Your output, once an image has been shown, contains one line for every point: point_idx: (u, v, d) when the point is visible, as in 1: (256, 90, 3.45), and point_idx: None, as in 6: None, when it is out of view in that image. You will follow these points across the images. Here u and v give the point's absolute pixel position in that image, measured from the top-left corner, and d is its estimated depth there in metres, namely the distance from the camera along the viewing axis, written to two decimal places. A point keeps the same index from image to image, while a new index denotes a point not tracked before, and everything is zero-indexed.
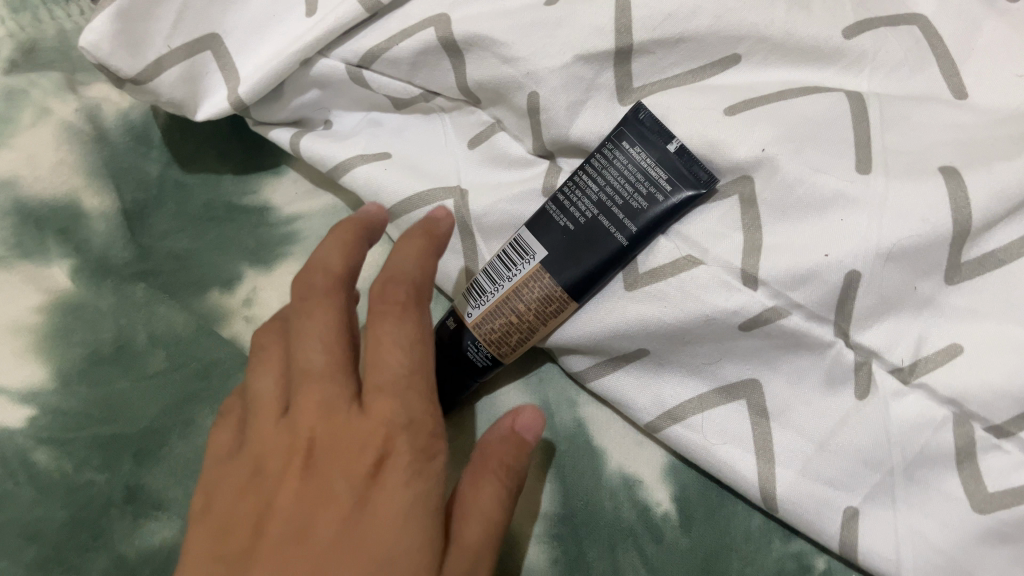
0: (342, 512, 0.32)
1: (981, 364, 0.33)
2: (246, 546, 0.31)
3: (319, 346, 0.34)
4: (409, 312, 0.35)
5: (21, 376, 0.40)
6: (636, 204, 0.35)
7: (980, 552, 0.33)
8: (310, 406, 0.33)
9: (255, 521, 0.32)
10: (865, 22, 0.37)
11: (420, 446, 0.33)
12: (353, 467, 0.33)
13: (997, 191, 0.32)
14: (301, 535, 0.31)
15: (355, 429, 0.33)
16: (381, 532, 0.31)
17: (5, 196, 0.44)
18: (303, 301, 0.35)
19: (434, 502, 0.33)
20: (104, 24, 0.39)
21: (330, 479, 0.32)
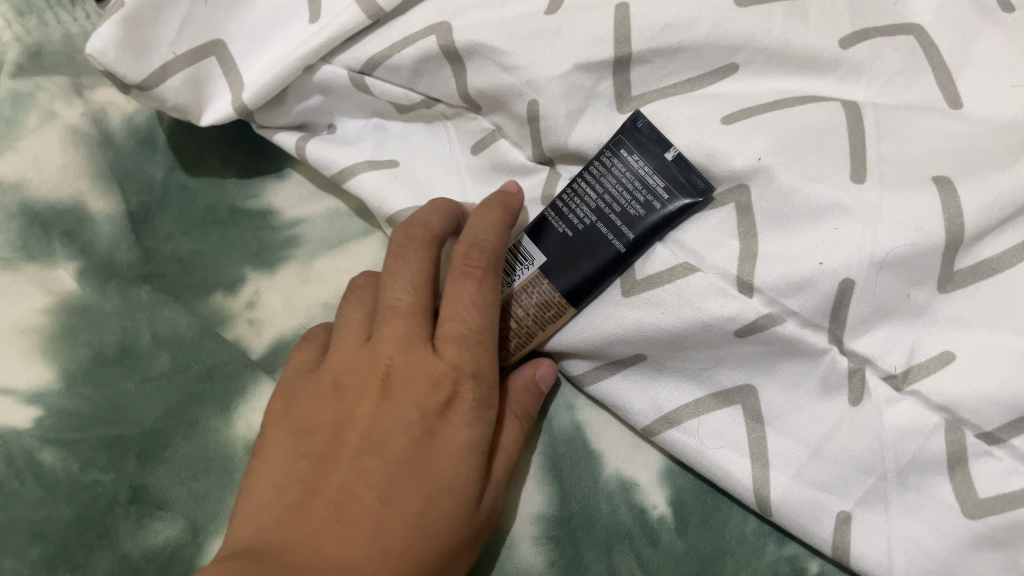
0: (409, 439, 0.35)
1: (974, 372, 0.33)
2: (326, 449, 0.36)
3: (407, 290, 0.37)
4: (485, 275, 0.36)
5: (27, 376, 0.41)
6: (631, 211, 0.36)
7: (969, 556, 0.34)
8: (388, 342, 0.37)
9: (333, 430, 0.36)
10: (862, 32, 0.38)
11: (485, 396, 0.36)
12: (422, 403, 0.35)
13: (989, 200, 0.33)
14: (373, 448, 0.35)
15: (428, 367, 0.36)
16: (440, 462, 0.35)
17: (12, 198, 0.44)
18: (399, 249, 0.37)
19: (485, 445, 0.36)
20: (113, 30, 0.39)
21: (401, 409, 0.36)
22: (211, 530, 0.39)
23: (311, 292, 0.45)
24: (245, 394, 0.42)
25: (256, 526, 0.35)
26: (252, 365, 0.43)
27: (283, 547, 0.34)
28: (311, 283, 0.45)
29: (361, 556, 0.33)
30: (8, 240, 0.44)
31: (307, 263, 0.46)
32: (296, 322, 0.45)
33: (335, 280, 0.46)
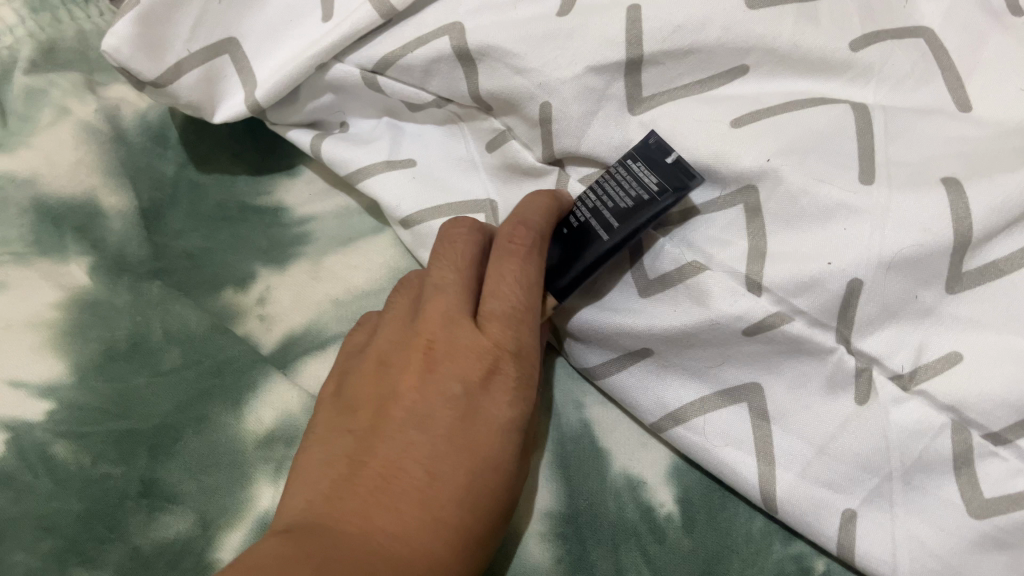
0: (454, 412, 0.35)
1: (982, 374, 0.33)
2: (371, 424, 0.36)
3: (453, 269, 0.38)
4: (531, 256, 0.36)
5: (39, 370, 0.41)
6: (620, 205, 0.36)
7: (976, 557, 0.34)
8: (433, 318, 0.37)
9: (378, 404, 0.36)
10: (871, 35, 0.38)
11: (527, 373, 0.36)
12: (475, 377, 0.35)
13: (998, 203, 0.34)
14: (422, 421, 0.35)
15: (471, 343, 0.36)
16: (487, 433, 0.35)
17: (25, 192, 0.45)
18: (450, 233, 0.39)
19: (523, 420, 0.36)
20: (127, 27, 0.40)
21: (447, 381, 0.35)
22: (222, 523, 0.39)
23: (320, 288, 0.45)
24: (256, 389, 0.42)
25: (303, 501, 0.34)
26: (262, 360, 0.43)
27: (341, 519, 0.33)
28: (321, 279, 0.46)
29: (415, 522, 0.33)
30: (21, 235, 0.44)
31: (317, 260, 0.46)
32: (306, 316, 0.45)
33: (346, 276, 0.46)
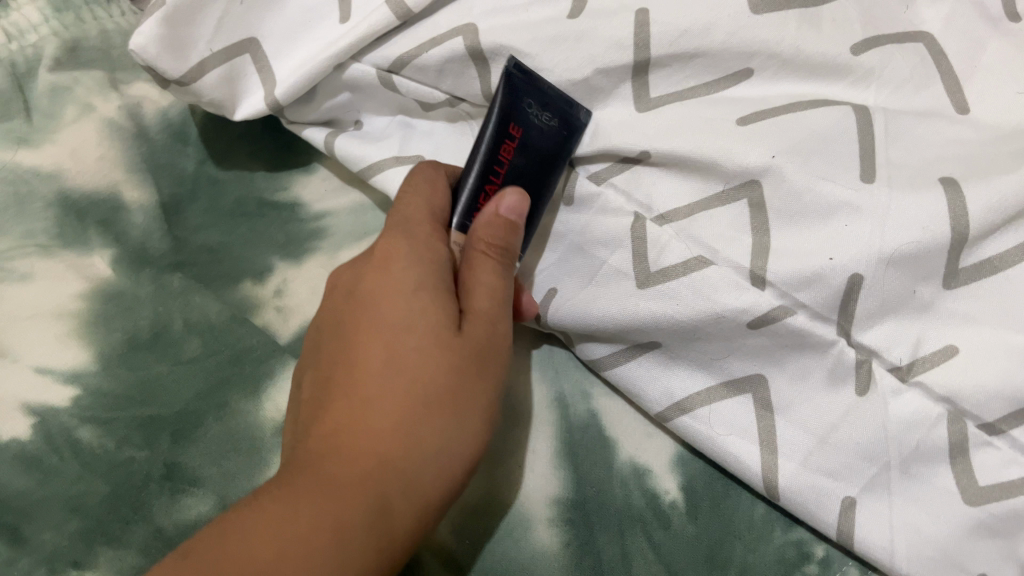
0: (360, 308, 0.36)
1: (976, 368, 0.35)
2: (309, 370, 0.37)
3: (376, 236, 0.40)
4: (426, 167, 0.39)
5: (65, 358, 0.42)
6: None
7: (970, 542, 0.35)
8: (346, 267, 0.38)
9: (313, 351, 0.38)
10: (872, 41, 0.40)
11: (432, 258, 0.36)
12: (374, 283, 0.36)
13: (993, 203, 0.35)
14: (340, 336, 0.36)
15: (373, 249, 0.37)
16: (393, 320, 0.35)
17: (50, 186, 0.46)
18: None
19: (441, 285, 0.36)
20: (153, 27, 0.41)
21: (355, 288, 0.37)
22: None
23: None
24: (274, 378, 0.43)
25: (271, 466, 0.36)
26: (280, 350, 0.44)
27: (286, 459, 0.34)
28: None
29: (345, 425, 0.33)
30: (45, 228, 0.45)
31: (332, 254, 0.48)
32: None
33: None
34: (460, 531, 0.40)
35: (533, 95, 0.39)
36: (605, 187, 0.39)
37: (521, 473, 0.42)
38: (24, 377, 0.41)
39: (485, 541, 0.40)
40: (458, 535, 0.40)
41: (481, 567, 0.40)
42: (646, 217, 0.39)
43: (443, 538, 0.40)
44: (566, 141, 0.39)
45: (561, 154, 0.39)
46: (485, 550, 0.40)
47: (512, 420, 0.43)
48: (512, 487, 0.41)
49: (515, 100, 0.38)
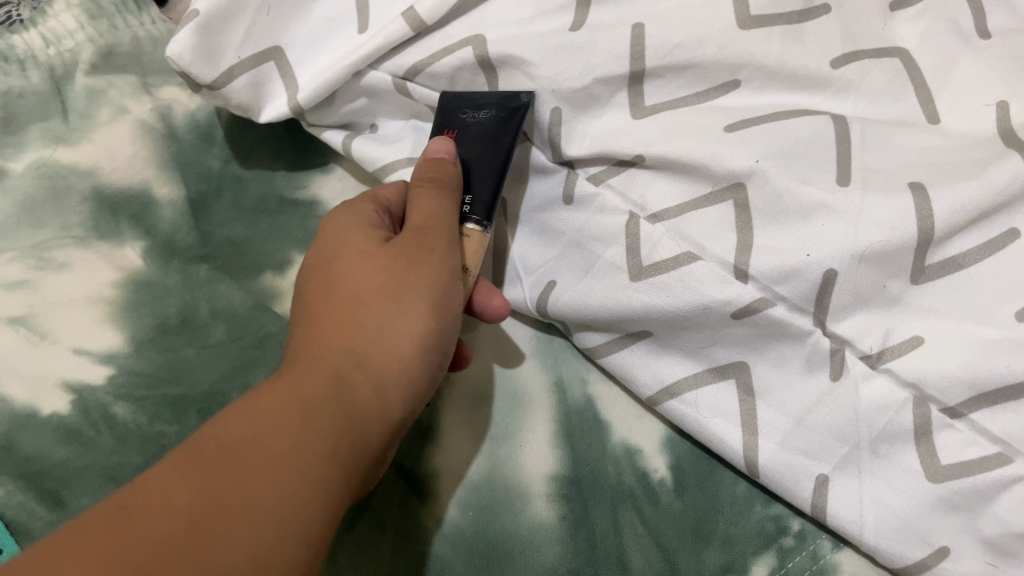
0: (307, 275, 0.40)
1: (939, 355, 0.38)
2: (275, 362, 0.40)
3: None
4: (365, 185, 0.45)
5: (101, 340, 0.46)
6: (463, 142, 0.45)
7: (932, 516, 0.38)
8: None
9: None
10: (850, 54, 0.44)
11: (364, 215, 0.41)
12: (316, 250, 0.41)
13: (956, 205, 0.38)
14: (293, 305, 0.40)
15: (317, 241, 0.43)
16: (328, 261, 0.40)
17: (86, 182, 0.50)
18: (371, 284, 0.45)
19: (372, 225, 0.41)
20: (189, 36, 0.44)
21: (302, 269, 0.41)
22: None
23: None
24: None
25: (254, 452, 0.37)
26: None
27: None
28: None
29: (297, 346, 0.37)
30: (81, 221, 0.49)
31: None
32: None
33: None
34: (465, 504, 0.44)
35: (467, 103, 0.45)
36: (603, 187, 0.43)
37: (522, 451, 0.45)
38: (63, 358, 0.45)
39: (488, 514, 0.43)
40: (463, 508, 0.44)
41: (483, 536, 0.43)
42: (640, 216, 0.42)
43: (450, 511, 0.44)
44: (505, 124, 0.43)
45: (503, 134, 0.43)
46: (488, 522, 0.43)
47: (515, 403, 0.47)
48: (513, 464, 0.45)
49: (453, 107, 0.45)
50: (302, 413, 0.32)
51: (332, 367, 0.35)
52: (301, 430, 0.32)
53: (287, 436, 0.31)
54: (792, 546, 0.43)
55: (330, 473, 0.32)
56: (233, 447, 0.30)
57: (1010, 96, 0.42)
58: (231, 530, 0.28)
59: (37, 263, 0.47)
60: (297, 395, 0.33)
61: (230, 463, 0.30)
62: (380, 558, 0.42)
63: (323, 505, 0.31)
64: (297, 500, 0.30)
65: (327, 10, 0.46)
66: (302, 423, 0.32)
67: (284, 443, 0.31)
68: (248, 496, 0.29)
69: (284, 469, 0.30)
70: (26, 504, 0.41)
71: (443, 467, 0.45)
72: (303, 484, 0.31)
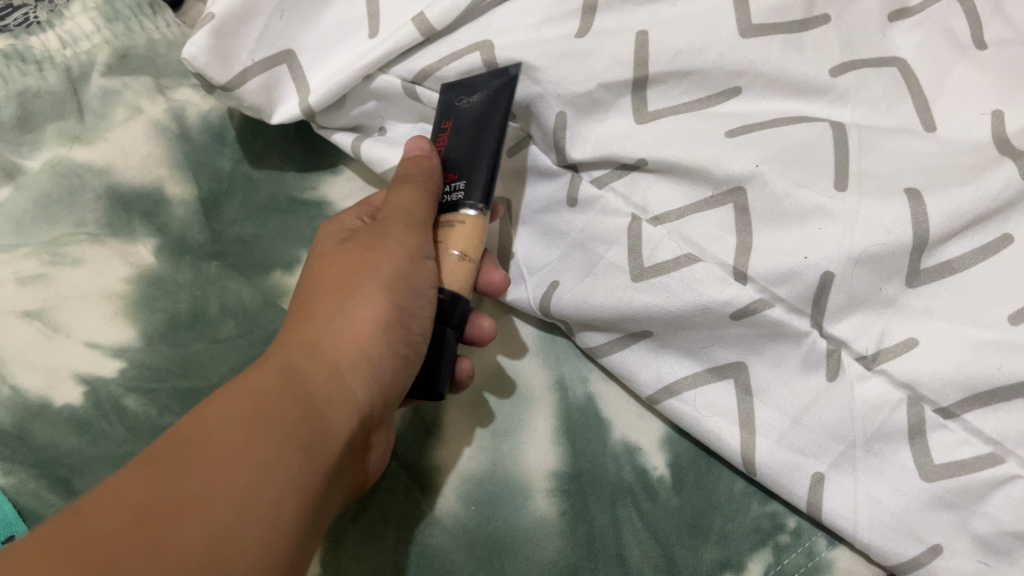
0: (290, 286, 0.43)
1: (933, 357, 0.39)
2: None
3: None
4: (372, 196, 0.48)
5: (113, 334, 0.47)
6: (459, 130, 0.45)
7: (925, 514, 0.39)
8: None
9: None
10: (849, 63, 0.45)
11: (341, 227, 0.44)
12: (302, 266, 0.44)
13: (951, 210, 0.39)
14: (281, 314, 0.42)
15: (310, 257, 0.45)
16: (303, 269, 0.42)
17: (100, 181, 0.51)
18: None
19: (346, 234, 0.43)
20: (204, 39, 0.45)
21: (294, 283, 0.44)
22: None
23: None
24: None
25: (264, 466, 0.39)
26: None
27: None
28: None
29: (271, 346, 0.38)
30: (95, 218, 0.50)
31: None
32: None
33: None
34: (466, 498, 0.45)
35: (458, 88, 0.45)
36: (605, 190, 0.44)
37: (524, 447, 0.46)
38: (76, 350, 0.46)
39: (489, 507, 0.44)
40: (464, 502, 0.45)
41: (484, 529, 0.44)
42: (642, 218, 0.43)
43: (452, 504, 0.44)
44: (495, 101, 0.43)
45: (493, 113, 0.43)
46: (489, 515, 0.44)
47: (518, 401, 0.48)
48: (515, 459, 0.46)
49: (448, 97, 0.45)
50: (258, 402, 0.33)
51: (292, 359, 0.36)
52: (256, 417, 0.33)
53: (242, 425, 0.32)
54: (787, 543, 0.44)
55: (290, 457, 0.33)
56: (185, 443, 0.31)
57: (1004, 105, 0.43)
58: (183, 516, 0.29)
59: (52, 259, 0.48)
60: (252, 386, 0.34)
61: (183, 457, 0.31)
62: (382, 549, 0.43)
63: (284, 488, 0.32)
64: (253, 483, 0.31)
65: (339, 15, 0.47)
66: (256, 411, 0.33)
67: (236, 433, 0.32)
68: (200, 484, 0.30)
69: (240, 455, 0.31)
70: (38, 492, 0.42)
71: (446, 462, 0.46)
72: (260, 467, 0.31)
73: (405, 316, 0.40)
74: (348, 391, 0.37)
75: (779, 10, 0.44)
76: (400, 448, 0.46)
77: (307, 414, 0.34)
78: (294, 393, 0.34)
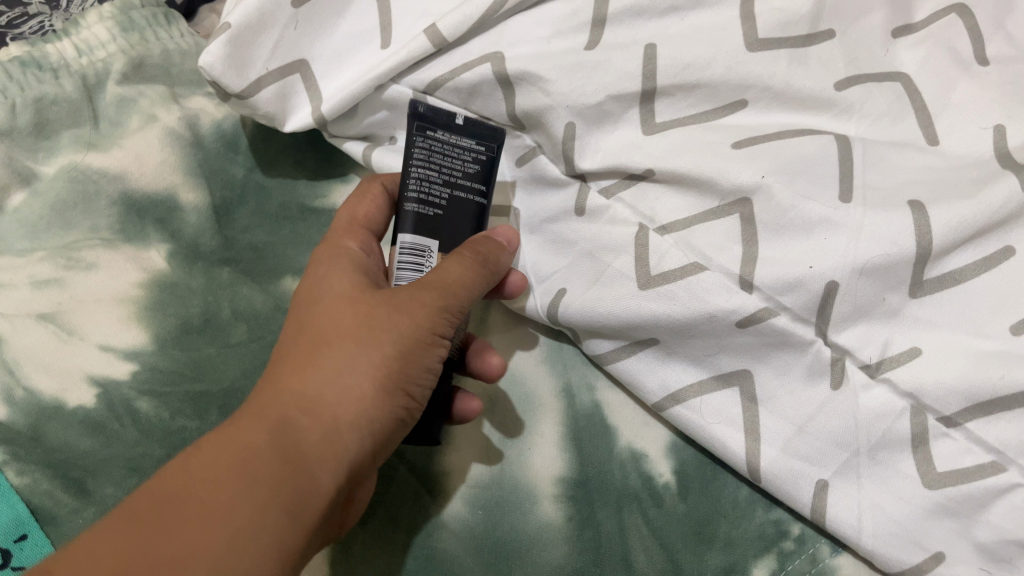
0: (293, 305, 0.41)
1: (936, 366, 0.39)
2: None
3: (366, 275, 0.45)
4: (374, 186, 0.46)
5: (125, 338, 0.47)
6: (470, 171, 0.43)
7: (928, 521, 0.40)
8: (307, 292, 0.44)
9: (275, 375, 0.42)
10: (853, 78, 0.46)
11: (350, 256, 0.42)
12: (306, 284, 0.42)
13: (955, 222, 0.40)
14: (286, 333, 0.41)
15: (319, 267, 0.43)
16: (308, 297, 0.40)
17: (115, 187, 0.51)
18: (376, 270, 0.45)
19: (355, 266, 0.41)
20: (220, 47, 0.46)
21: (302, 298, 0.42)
22: None
23: None
24: None
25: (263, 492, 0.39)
26: None
27: None
28: None
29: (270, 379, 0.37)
30: (108, 223, 0.50)
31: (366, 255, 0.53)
32: None
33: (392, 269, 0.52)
34: (474, 504, 0.45)
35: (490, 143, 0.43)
36: (613, 200, 0.45)
37: (532, 453, 0.47)
38: (90, 353, 0.47)
39: (497, 512, 0.45)
40: (472, 507, 0.45)
41: (491, 535, 0.44)
42: (649, 228, 0.43)
43: (460, 510, 0.45)
44: None
45: None
46: (496, 520, 0.45)
47: (525, 406, 0.48)
48: (522, 465, 0.46)
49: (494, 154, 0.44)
50: (241, 462, 0.33)
51: (285, 413, 0.35)
52: (236, 479, 0.32)
53: (224, 488, 0.32)
54: (791, 550, 0.45)
55: (271, 523, 0.32)
56: (165, 506, 0.31)
57: (1006, 120, 0.44)
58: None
59: (66, 263, 0.49)
60: (242, 444, 0.33)
61: (158, 521, 0.31)
62: (392, 549, 0.44)
63: (263, 552, 0.32)
64: (228, 547, 0.31)
65: (353, 26, 0.48)
66: (239, 472, 0.32)
67: (218, 496, 0.32)
68: (171, 554, 0.30)
69: (217, 523, 0.31)
70: (53, 493, 0.43)
71: (454, 467, 0.46)
72: (241, 533, 0.31)
73: (411, 382, 0.38)
74: (343, 447, 0.35)
75: (786, 24, 0.45)
76: (408, 452, 0.47)
77: (295, 476, 0.33)
78: (280, 453, 0.34)
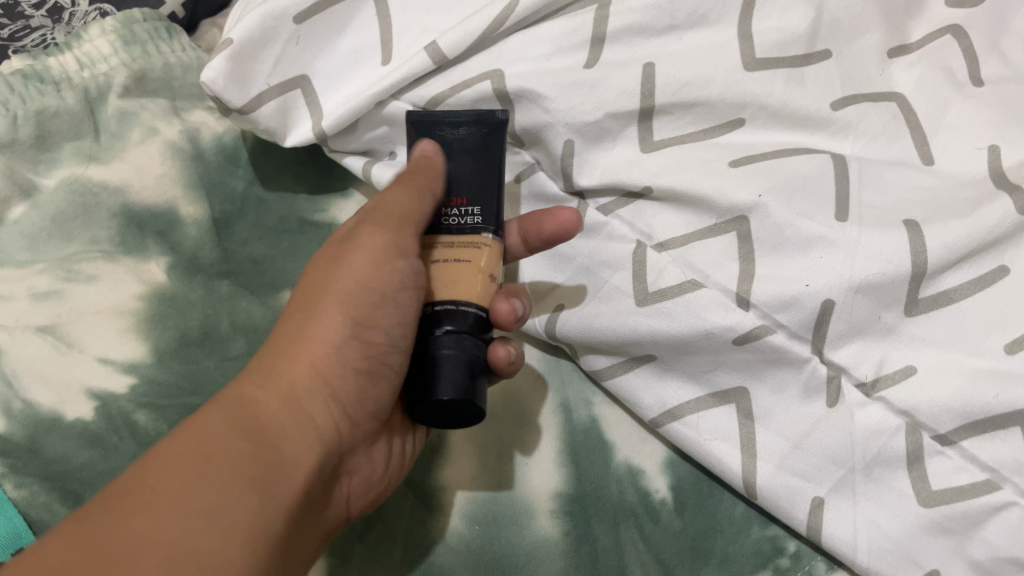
0: None
1: (931, 385, 0.40)
2: None
3: None
4: None
5: (125, 351, 0.48)
6: None
7: (923, 538, 0.40)
8: None
9: None
10: (849, 97, 0.46)
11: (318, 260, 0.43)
12: None
13: (949, 242, 0.40)
14: None
15: None
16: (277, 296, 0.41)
17: (116, 200, 0.51)
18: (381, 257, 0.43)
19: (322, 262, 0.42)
20: (223, 62, 0.46)
21: None
22: None
23: None
24: None
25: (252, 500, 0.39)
26: None
27: None
28: None
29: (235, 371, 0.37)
30: (108, 236, 0.51)
31: None
32: None
33: None
34: (471, 518, 0.45)
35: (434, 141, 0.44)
36: (611, 217, 0.45)
37: (528, 468, 0.47)
38: (88, 366, 0.47)
39: (494, 528, 0.45)
40: (469, 522, 0.45)
41: (488, 549, 0.45)
42: (647, 244, 0.44)
43: (456, 525, 0.45)
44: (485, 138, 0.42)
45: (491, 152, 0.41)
46: (493, 535, 0.45)
47: (521, 421, 0.48)
48: (519, 480, 0.47)
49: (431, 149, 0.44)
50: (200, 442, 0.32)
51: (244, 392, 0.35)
52: (197, 459, 0.32)
53: (187, 467, 0.31)
54: (787, 566, 0.45)
55: (237, 498, 0.32)
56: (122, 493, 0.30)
57: (1000, 141, 0.44)
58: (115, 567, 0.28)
59: (66, 275, 0.49)
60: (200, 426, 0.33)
61: (111, 517, 0.30)
62: (388, 565, 0.44)
63: (233, 527, 0.31)
64: (193, 526, 0.30)
65: (354, 42, 0.48)
66: (200, 459, 0.32)
67: (179, 478, 0.31)
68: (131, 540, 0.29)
69: (181, 504, 0.30)
70: (49, 504, 0.44)
71: (450, 482, 0.46)
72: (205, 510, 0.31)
73: (366, 329, 0.38)
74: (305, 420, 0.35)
75: (781, 44, 0.45)
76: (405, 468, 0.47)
77: (256, 448, 0.33)
78: (240, 427, 0.33)
